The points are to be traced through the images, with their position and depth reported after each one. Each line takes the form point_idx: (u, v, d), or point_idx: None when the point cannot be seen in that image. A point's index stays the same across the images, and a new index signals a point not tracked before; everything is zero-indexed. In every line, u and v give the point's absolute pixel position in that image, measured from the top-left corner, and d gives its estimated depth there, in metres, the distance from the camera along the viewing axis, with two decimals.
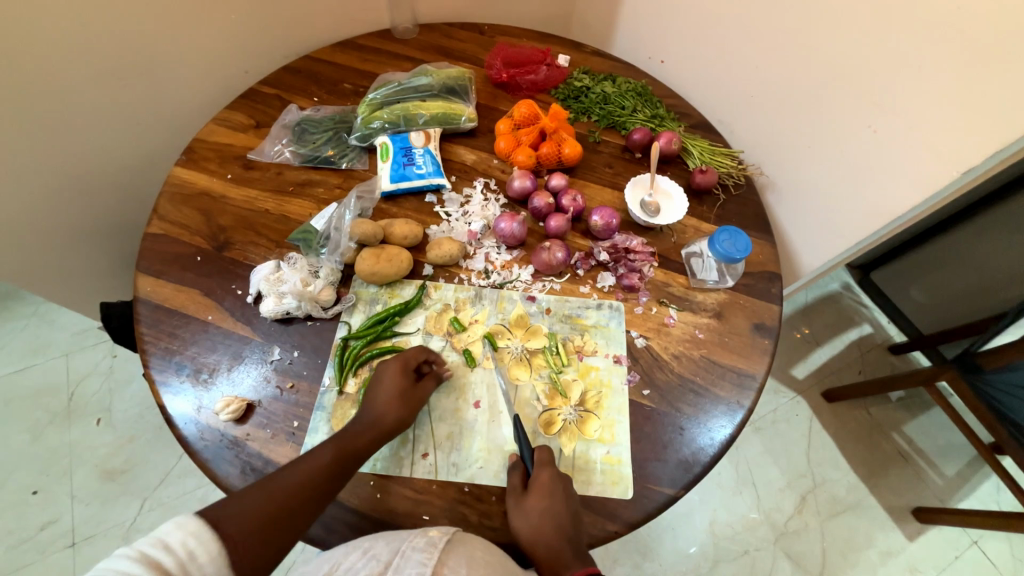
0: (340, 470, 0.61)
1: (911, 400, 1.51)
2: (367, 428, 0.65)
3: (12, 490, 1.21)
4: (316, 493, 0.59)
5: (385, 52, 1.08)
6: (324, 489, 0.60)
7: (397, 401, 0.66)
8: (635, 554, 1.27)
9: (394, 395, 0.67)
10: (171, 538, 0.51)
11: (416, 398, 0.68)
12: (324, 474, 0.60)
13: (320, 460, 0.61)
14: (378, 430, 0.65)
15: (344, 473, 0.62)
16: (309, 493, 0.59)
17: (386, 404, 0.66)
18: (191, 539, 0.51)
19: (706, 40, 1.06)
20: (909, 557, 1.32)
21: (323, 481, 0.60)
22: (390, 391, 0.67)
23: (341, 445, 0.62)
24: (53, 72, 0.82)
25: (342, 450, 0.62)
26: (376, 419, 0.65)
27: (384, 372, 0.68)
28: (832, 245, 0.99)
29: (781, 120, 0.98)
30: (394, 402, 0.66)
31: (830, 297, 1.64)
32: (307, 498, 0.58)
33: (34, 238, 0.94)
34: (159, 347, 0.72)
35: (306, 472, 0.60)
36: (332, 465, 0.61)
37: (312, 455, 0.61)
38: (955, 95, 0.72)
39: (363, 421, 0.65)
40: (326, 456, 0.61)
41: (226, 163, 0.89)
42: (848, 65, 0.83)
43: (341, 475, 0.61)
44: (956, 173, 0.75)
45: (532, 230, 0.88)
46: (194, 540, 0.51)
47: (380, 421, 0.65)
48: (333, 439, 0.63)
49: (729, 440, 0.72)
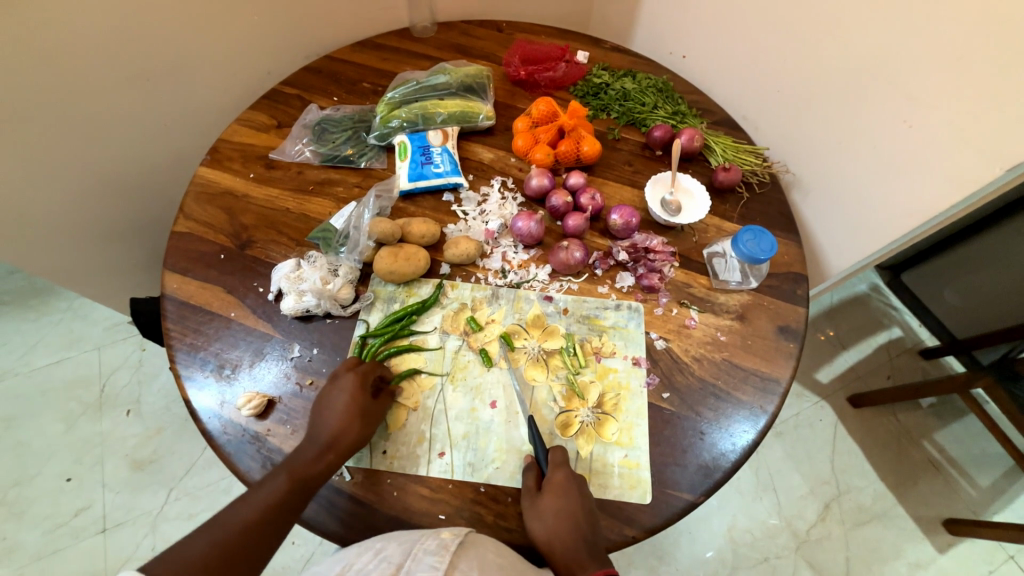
0: (294, 499, 0.60)
1: (943, 406, 1.45)
2: (325, 450, 0.63)
3: (47, 477, 1.26)
4: (270, 527, 0.58)
5: (404, 51, 1.08)
6: (278, 521, 0.59)
7: (356, 418, 0.65)
8: (652, 557, 1.26)
9: (351, 412, 0.65)
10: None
11: (374, 414, 0.66)
12: (277, 506, 0.59)
13: (274, 491, 0.60)
14: (337, 451, 0.63)
15: (300, 503, 0.60)
16: (262, 530, 0.58)
17: (343, 422, 0.64)
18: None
19: (730, 34, 1.04)
20: (939, 569, 1.27)
21: (276, 514, 0.59)
22: (346, 410, 0.65)
23: (294, 471, 0.61)
24: (85, 74, 0.85)
25: (296, 477, 0.61)
26: (334, 438, 0.63)
27: (341, 389, 0.66)
28: (861, 245, 0.96)
29: (808, 116, 0.95)
30: (354, 419, 0.64)
31: (858, 298, 1.59)
32: (259, 535, 0.57)
33: (67, 236, 0.97)
34: (184, 343, 0.74)
35: (258, 506, 0.59)
36: (287, 496, 0.60)
37: (264, 487, 0.60)
38: (997, 88, 0.68)
39: (319, 443, 0.63)
40: (280, 487, 0.60)
41: (249, 163, 0.91)
42: (880, 58, 0.80)
43: (295, 505, 0.60)
44: (996, 171, 0.71)
45: (550, 230, 0.87)
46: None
47: (339, 440, 0.63)
48: (285, 467, 0.62)
49: (751, 446, 0.70)
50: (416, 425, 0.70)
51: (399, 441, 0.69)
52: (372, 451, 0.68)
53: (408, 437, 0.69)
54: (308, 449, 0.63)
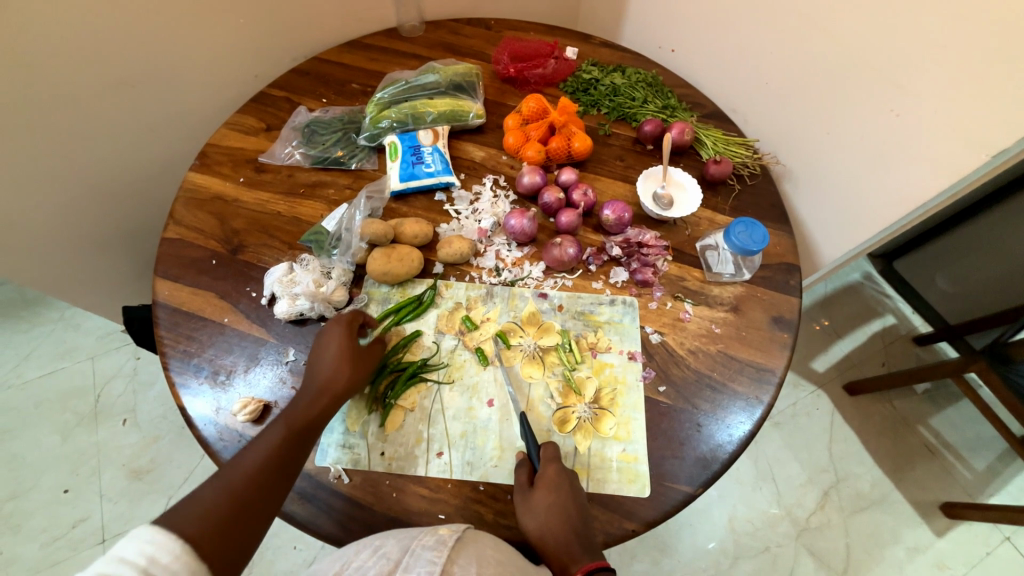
0: (297, 446, 0.61)
1: (937, 392, 1.47)
2: (319, 393, 0.65)
3: (45, 489, 1.25)
4: (280, 469, 0.59)
5: (392, 51, 1.08)
6: (284, 466, 0.59)
7: (345, 362, 0.67)
8: (653, 550, 1.27)
9: (340, 356, 0.67)
10: (127, 552, 0.46)
11: (365, 362, 0.69)
12: (279, 453, 0.60)
13: (273, 439, 0.60)
14: (331, 393, 0.65)
15: (300, 448, 0.61)
16: (272, 471, 0.58)
17: (333, 367, 0.67)
18: (150, 546, 0.48)
19: (717, 27, 1.04)
20: (937, 554, 1.28)
21: (282, 458, 0.59)
22: (337, 355, 0.67)
23: (292, 418, 0.63)
24: (69, 79, 0.83)
25: (294, 424, 0.62)
26: (327, 381, 0.66)
27: (330, 338, 0.69)
28: (853, 235, 0.96)
29: (797, 107, 0.95)
30: (344, 363, 0.67)
31: (851, 287, 1.60)
32: (271, 477, 0.58)
33: (57, 246, 0.97)
34: (178, 350, 0.74)
35: (262, 452, 0.59)
36: (290, 441, 0.61)
37: (262, 438, 0.61)
38: (982, 74, 0.69)
39: (313, 388, 0.66)
40: (280, 434, 0.61)
41: (239, 167, 0.90)
42: (867, 49, 0.81)
43: (299, 451, 0.61)
44: (983, 157, 0.72)
45: (543, 226, 0.88)
46: (153, 547, 0.48)
47: (331, 383, 0.66)
48: (282, 416, 0.63)
49: (748, 437, 0.71)
50: (413, 425, 0.70)
51: (397, 442, 0.69)
52: (370, 452, 0.68)
53: (405, 438, 0.69)
54: (302, 397, 0.65)
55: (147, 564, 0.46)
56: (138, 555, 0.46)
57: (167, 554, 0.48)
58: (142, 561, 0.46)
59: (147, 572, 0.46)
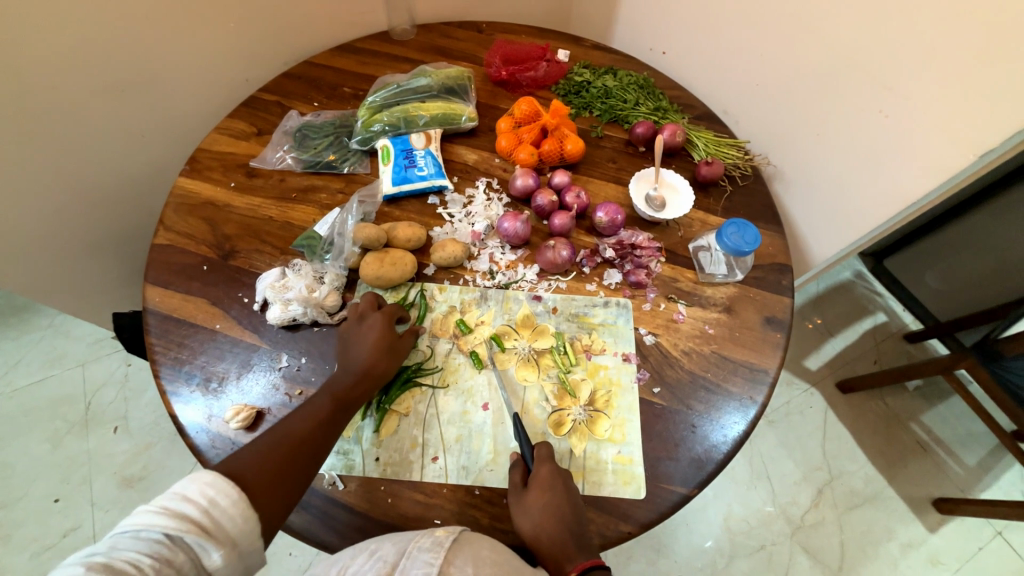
0: (340, 415, 0.64)
1: (929, 389, 1.48)
2: (361, 377, 0.67)
3: (35, 499, 1.23)
4: (325, 434, 0.62)
5: (383, 54, 1.08)
6: (330, 432, 0.63)
7: (386, 351, 0.69)
8: (649, 550, 1.27)
9: (382, 344, 0.69)
10: (189, 492, 0.49)
11: (401, 350, 0.71)
12: (325, 420, 0.62)
13: (321, 408, 0.63)
14: (372, 378, 0.67)
15: (345, 417, 0.65)
16: (319, 434, 0.61)
17: (375, 354, 0.68)
18: (209, 488, 0.50)
19: (707, 28, 1.04)
20: (930, 549, 1.29)
21: (329, 424, 0.63)
22: (376, 344, 0.69)
23: (336, 392, 0.65)
24: (57, 84, 0.82)
25: (339, 397, 0.65)
26: (368, 366, 0.67)
27: (371, 325, 0.71)
28: (844, 235, 0.97)
29: (787, 108, 0.96)
30: (385, 351, 0.69)
31: (842, 286, 1.62)
32: (317, 439, 0.61)
33: (46, 252, 0.96)
34: (169, 357, 0.73)
35: (311, 417, 0.62)
36: (336, 410, 0.64)
37: (310, 406, 0.63)
38: (970, 74, 0.69)
39: (355, 370, 0.67)
40: (326, 403, 0.64)
41: (229, 172, 0.89)
42: (856, 51, 0.81)
43: (341, 421, 0.64)
44: (971, 157, 0.73)
45: (537, 229, 0.88)
46: (212, 489, 0.50)
47: (373, 369, 0.67)
48: (325, 388, 0.65)
49: (742, 438, 0.71)
50: (408, 430, 0.70)
51: (392, 447, 0.68)
52: (365, 458, 0.67)
53: (400, 443, 0.69)
54: (344, 375, 0.67)
55: (207, 504, 0.49)
56: (200, 495, 0.50)
57: (225, 497, 0.50)
58: (203, 501, 0.49)
59: (207, 512, 0.49)
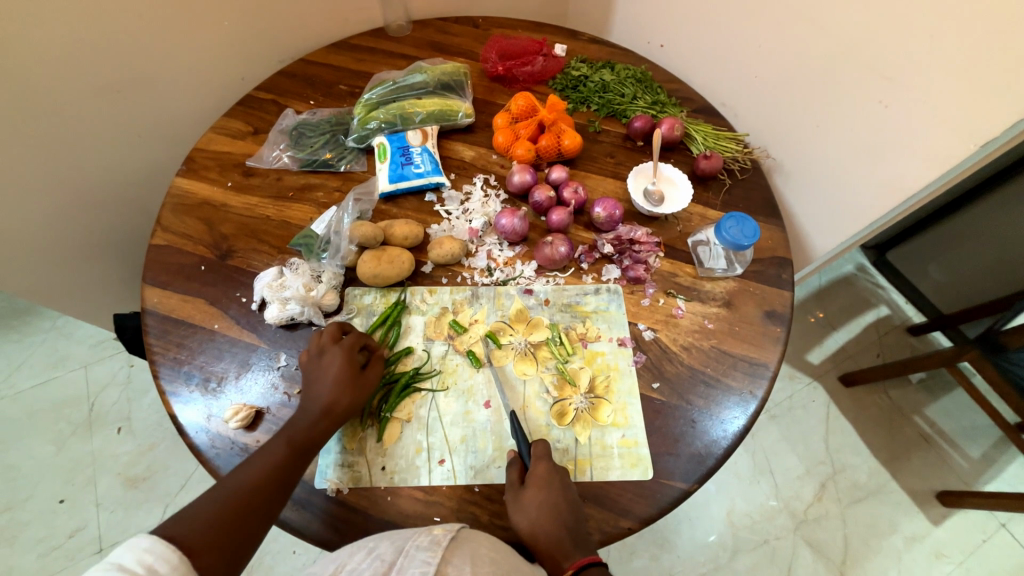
0: (298, 460, 0.62)
1: (932, 381, 1.47)
2: (321, 417, 0.64)
3: (41, 499, 1.24)
4: (281, 482, 0.60)
5: (379, 51, 1.07)
6: (287, 478, 0.61)
7: (346, 387, 0.66)
8: (652, 546, 1.27)
9: (341, 383, 0.66)
10: (126, 561, 0.47)
11: (365, 383, 0.68)
12: (279, 467, 0.60)
13: (275, 454, 0.61)
14: (333, 417, 0.65)
15: (304, 461, 0.62)
16: (272, 484, 0.59)
17: (334, 393, 0.65)
18: (148, 555, 0.49)
19: (706, 20, 1.03)
20: (935, 542, 1.29)
21: (284, 471, 0.61)
22: (337, 380, 0.66)
23: (293, 435, 0.63)
24: (52, 85, 0.82)
25: (294, 442, 0.62)
26: (329, 405, 0.65)
27: (331, 360, 0.67)
28: (844, 228, 0.96)
29: (786, 101, 0.95)
30: (344, 389, 0.66)
31: (844, 280, 1.59)
32: (270, 490, 0.59)
33: (46, 255, 0.96)
34: (168, 358, 0.73)
35: (264, 466, 0.60)
36: (292, 455, 0.62)
37: (264, 451, 0.61)
38: (972, 62, 0.68)
39: (314, 411, 0.65)
40: (280, 450, 0.61)
41: (226, 171, 0.89)
42: (856, 40, 0.80)
43: (300, 464, 0.62)
44: (972, 147, 0.72)
45: (535, 225, 0.87)
46: (151, 556, 0.49)
47: (333, 408, 0.65)
48: (284, 432, 0.63)
49: (743, 431, 0.71)
50: (412, 436, 0.69)
51: (397, 455, 0.68)
52: (371, 469, 0.67)
53: (405, 450, 0.68)
54: (304, 416, 0.64)
55: (144, 574, 0.48)
56: (137, 563, 0.48)
57: (165, 563, 0.49)
58: (141, 569, 0.48)
59: None
